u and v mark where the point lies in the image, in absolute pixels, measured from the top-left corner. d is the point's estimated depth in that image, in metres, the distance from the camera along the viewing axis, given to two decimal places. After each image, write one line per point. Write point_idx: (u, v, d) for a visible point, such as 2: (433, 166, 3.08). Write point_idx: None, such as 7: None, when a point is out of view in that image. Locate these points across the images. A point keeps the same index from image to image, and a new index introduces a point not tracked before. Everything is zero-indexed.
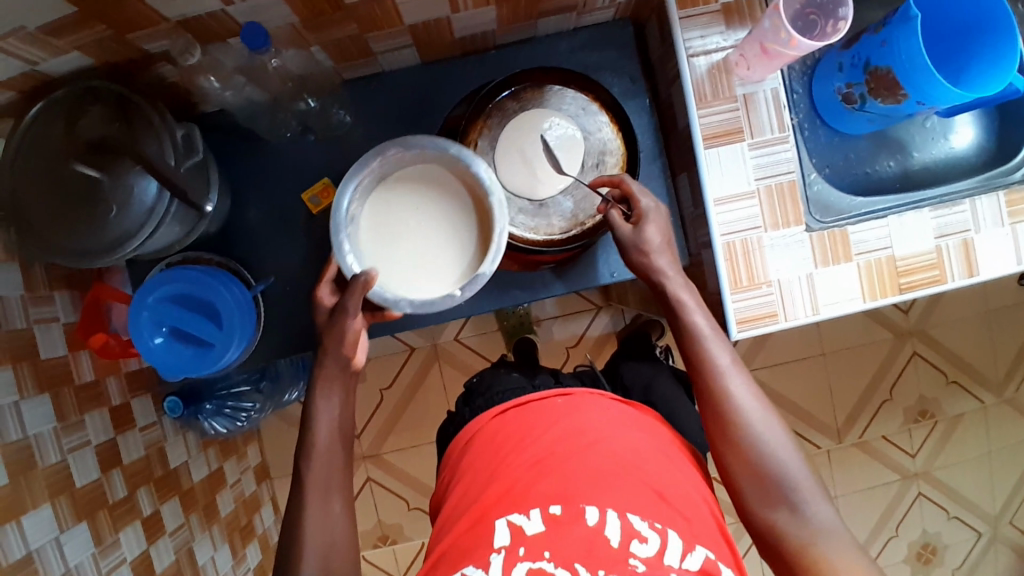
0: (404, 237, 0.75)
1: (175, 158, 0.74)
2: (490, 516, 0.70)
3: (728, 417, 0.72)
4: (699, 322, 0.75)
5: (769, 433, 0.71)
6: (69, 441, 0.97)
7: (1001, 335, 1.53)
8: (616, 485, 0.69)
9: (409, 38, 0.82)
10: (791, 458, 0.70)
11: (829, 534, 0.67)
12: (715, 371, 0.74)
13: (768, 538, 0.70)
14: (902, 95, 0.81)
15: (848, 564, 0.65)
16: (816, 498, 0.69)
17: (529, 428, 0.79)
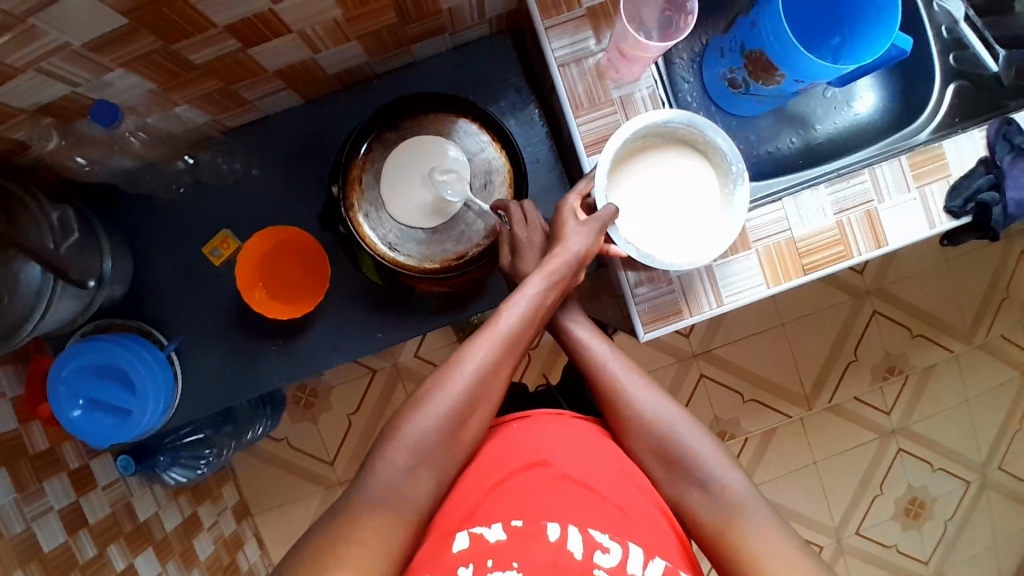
0: (677, 217, 0.78)
1: (53, 240, 0.74)
2: (446, 531, 0.64)
3: (620, 406, 0.74)
4: (578, 330, 0.80)
5: (665, 413, 0.73)
6: (32, 509, 0.99)
7: (963, 282, 1.51)
8: (576, 497, 0.65)
9: (281, 82, 0.82)
10: (687, 429, 0.72)
11: (744, 505, 0.66)
12: (599, 368, 0.77)
13: (684, 517, 0.70)
14: (779, 75, 0.79)
15: (763, 534, 0.64)
16: (723, 470, 0.69)
17: (482, 449, 0.72)
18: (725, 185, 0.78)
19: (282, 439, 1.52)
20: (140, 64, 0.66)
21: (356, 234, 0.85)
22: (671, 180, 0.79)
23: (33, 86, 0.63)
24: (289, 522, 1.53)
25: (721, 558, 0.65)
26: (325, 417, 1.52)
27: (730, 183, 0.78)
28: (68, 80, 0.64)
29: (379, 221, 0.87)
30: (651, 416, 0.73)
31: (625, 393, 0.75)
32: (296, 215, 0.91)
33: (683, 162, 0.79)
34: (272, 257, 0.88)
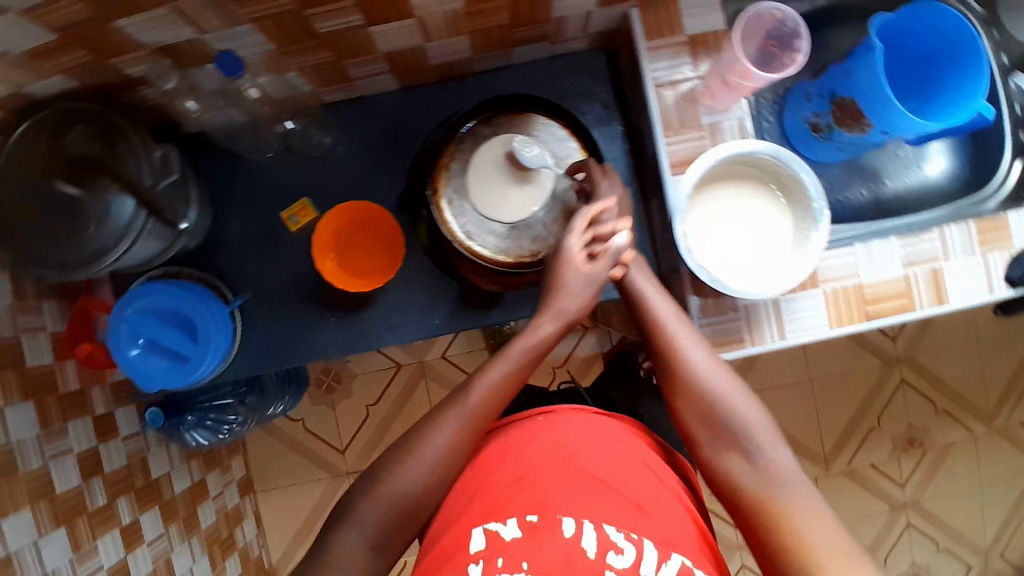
0: (747, 246, 0.78)
1: (152, 178, 0.77)
2: (467, 525, 0.68)
3: (676, 368, 0.75)
4: (647, 289, 0.80)
5: (719, 379, 0.74)
6: (51, 448, 0.99)
7: (990, 363, 1.52)
8: (593, 494, 0.68)
9: (385, 65, 0.84)
10: (741, 401, 0.73)
11: (787, 481, 0.68)
12: (663, 329, 0.77)
13: (724, 485, 0.71)
14: (867, 124, 0.82)
15: (806, 506, 0.65)
16: (769, 445, 0.70)
17: (507, 440, 0.75)
18: (803, 222, 0.77)
19: (298, 420, 1.52)
20: (269, 23, 0.69)
21: (436, 217, 0.85)
22: (744, 209, 0.79)
23: (163, 25, 0.65)
24: (290, 504, 1.52)
25: (757, 530, 0.66)
26: (343, 405, 1.52)
27: (808, 220, 0.76)
28: (199, 26, 0.66)
29: (459, 209, 0.85)
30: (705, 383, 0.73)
31: (684, 356, 0.75)
32: (374, 193, 0.93)
33: (762, 196, 0.79)
34: (349, 232, 0.90)
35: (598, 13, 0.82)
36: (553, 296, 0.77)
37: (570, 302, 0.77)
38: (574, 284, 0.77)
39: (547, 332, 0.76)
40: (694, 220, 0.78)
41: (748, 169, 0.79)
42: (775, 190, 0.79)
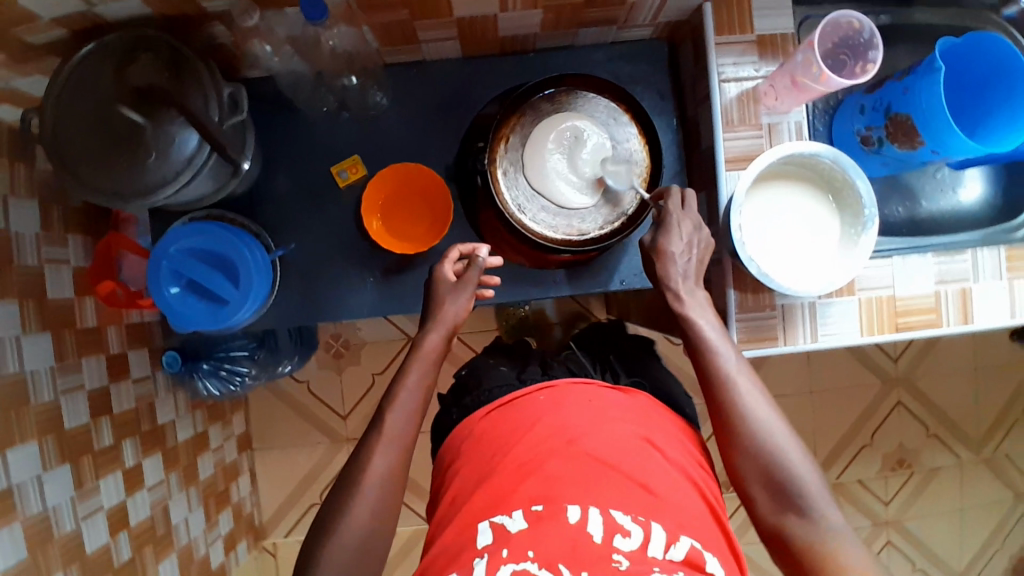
0: (794, 243, 0.80)
1: (219, 114, 0.75)
2: (473, 520, 0.67)
3: (733, 418, 0.71)
4: (706, 330, 0.75)
5: (779, 437, 0.69)
6: (65, 382, 0.98)
7: (984, 393, 1.56)
8: (598, 481, 0.66)
9: (455, 31, 0.84)
10: (796, 452, 0.69)
11: (842, 538, 0.64)
12: (720, 375, 0.73)
13: (778, 541, 0.67)
14: (918, 141, 0.84)
15: (861, 571, 0.62)
16: (825, 502, 0.66)
17: (507, 429, 0.75)
18: (852, 226, 0.79)
19: (303, 383, 1.52)
20: None
21: (491, 185, 0.85)
22: (795, 208, 0.80)
23: None
24: (285, 465, 1.54)
25: None
26: (350, 371, 1.52)
27: (859, 224, 0.78)
28: None
29: (513, 181, 0.86)
30: (764, 442, 0.69)
31: (741, 405, 0.71)
32: (424, 158, 0.93)
33: (815, 199, 0.81)
34: (396, 193, 0.91)
35: (672, 2, 0.82)
36: (442, 310, 0.80)
37: (456, 314, 0.80)
38: (456, 297, 0.81)
39: (436, 341, 0.78)
40: (748, 215, 0.79)
41: (801, 169, 0.81)
42: (827, 194, 0.81)
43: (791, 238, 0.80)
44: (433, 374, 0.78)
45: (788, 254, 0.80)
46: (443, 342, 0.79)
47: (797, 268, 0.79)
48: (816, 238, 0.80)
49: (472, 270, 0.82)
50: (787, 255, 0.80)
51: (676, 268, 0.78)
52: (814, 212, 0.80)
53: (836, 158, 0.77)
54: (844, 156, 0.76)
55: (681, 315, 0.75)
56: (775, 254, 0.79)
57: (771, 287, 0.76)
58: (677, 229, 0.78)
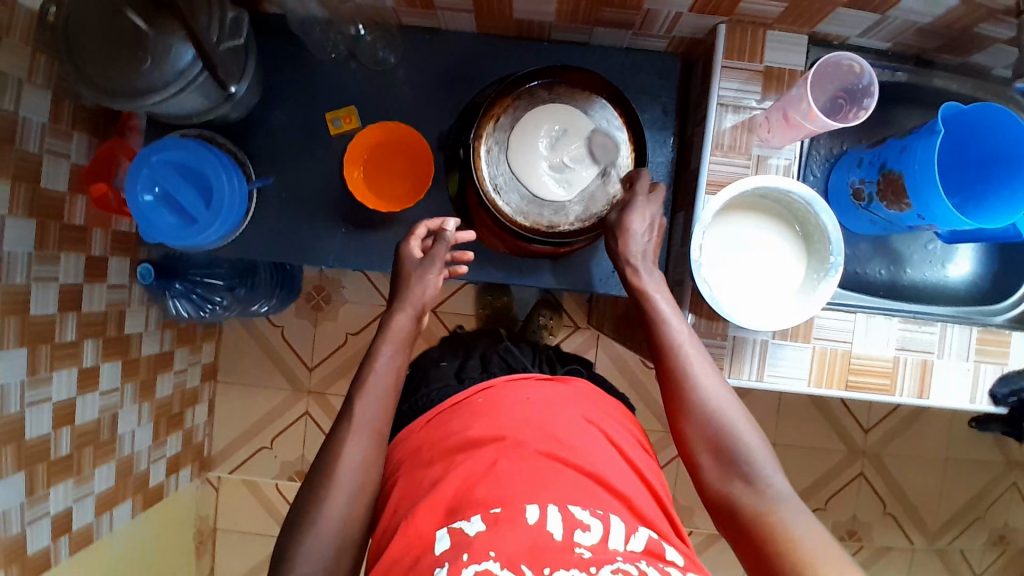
0: (753, 279, 0.79)
1: (219, 37, 0.77)
2: (424, 531, 0.65)
3: (684, 392, 0.72)
4: (661, 304, 0.76)
5: (727, 406, 0.71)
6: (39, 271, 1.01)
7: (950, 483, 1.52)
8: (550, 475, 0.67)
9: (471, 4, 0.85)
10: (744, 427, 0.70)
11: (787, 502, 0.65)
12: (676, 353, 0.74)
13: (726, 510, 0.68)
14: (906, 204, 0.83)
15: (806, 525, 0.63)
16: (771, 470, 0.67)
17: (447, 430, 0.75)
18: (815, 273, 0.78)
19: (277, 327, 1.54)
20: None
21: (472, 160, 0.85)
22: (761, 244, 0.80)
23: None
24: (245, 403, 1.56)
25: (754, 547, 0.64)
26: (324, 326, 1.54)
27: (822, 271, 0.77)
28: None
29: (494, 160, 0.86)
30: (712, 411, 0.70)
31: (693, 380, 0.72)
32: (419, 123, 0.94)
33: (785, 239, 0.80)
34: (383, 152, 0.92)
35: (688, 17, 0.82)
36: (409, 290, 0.81)
37: (423, 294, 0.81)
38: (423, 275, 0.82)
39: (405, 322, 0.80)
40: (713, 243, 0.79)
41: (774, 207, 0.80)
42: (798, 234, 0.80)
43: (753, 272, 0.79)
44: (405, 356, 0.79)
45: (748, 289, 0.79)
46: (411, 323, 0.80)
47: (753, 304, 0.78)
48: (778, 277, 0.79)
49: (439, 243, 0.84)
50: (747, 289, 0.79)
51: (636, 248, 0.78)
52: (781, 251, 0.79)
53: (808, 200, 0.75)
54: (813, 198, 0.74)
55: (645, 293, 0.76)
56: (734, 286, 0.79)
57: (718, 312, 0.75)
58: (643, 207, 0.80)
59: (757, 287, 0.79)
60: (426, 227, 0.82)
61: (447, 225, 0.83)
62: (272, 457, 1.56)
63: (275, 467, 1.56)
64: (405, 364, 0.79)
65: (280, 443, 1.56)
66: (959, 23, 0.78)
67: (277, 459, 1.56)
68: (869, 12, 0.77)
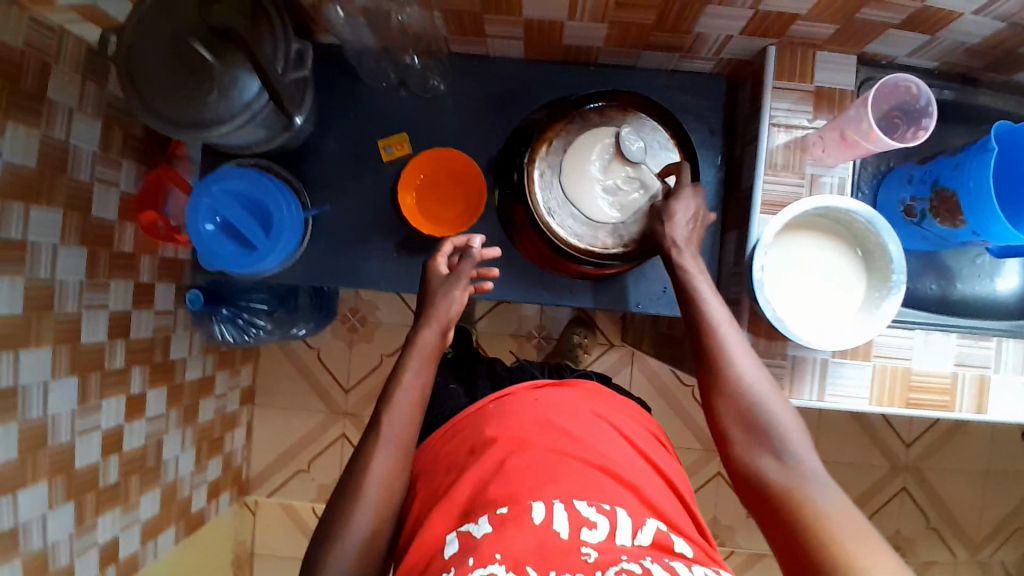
0: (813, 298, 0.79)
1: (283, 67, 0.78)
2: (436, 534, 0.67)
3: (718, 368, 0.72)
4: (703, 286, 0.77)
5: (760, 383, 0.70)
6: (90, 298, 1.02)
7: (994, 497, 1.50)
8: (557, 468, 0.68)
9: (521, 31, 0.86)
10: (778, 403, 0.69)
11: (816, 480, 0.62)
12: (710, 325, 0.74)
13: (752, 485, 0.66)
14: (960, 221, 0.83)
15: (835, 501, 0.60)
16: (801, 446, 0.66)
17: (469, 435, 0.77)
18: (877, 291, 0.78)
19: (314, 349, 1.55)
20: None
21: (526, 185, 0.86)
22: (819, 262, 0.80)
23: None
24: (281, 426, 1.57)
25: (778, 523, 0.61)
26: (360, 347, 1.55)
27: (884, 290, 0.77)
28: None
29: (548, 184, 0.87)
30: (744, 387, 0.69)
31: (728, 354, 0.72)
32: (469, 148, 0.96)
33: (845, 258, 0.80)
34: (433, 180, 0.94)
35: (738, 40, 0.83)
36: (435, 306, 0.81)
37: (449, 310, 0.80)
38: (448, 292, 0.81)
39: (431, 337, 0.79)
40: (772, 262, 0.79)
41: (832, 226, 0.80)
42: (856, 251, 0.80)
43: (813, 291, 0.80)
44: (430, 372, 0.78)
45: (807, 308, 0.79)
46: (437, 339, 0.79)
47: (813, 324, 0.78)
48: (839, 296, 0.79)
49: (465, 261, 0.83)
50: (807, 308, 0.79)
51: (677, 239, 0.80)
52: (840, 269, 0.80)
53: (869, 219, 0.76)
54: (875, 217, 0.75)
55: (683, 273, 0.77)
56: (794, 306, 0.79)
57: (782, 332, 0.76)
58: (689, 198, 0.82)
59: (818, 307, 0.79)
60: (450, 246, 0.82)
61: (473, 243, 0.83)
62: (309, 480, 1.56)
63: (312, 489, 1.56)
64: (430, 379, 0.78)
65: (317, 466, 1.56)
66: (1006, 43, 0.79)
67: (314, 481, 1.57)
68: (920, 33, 0.78)
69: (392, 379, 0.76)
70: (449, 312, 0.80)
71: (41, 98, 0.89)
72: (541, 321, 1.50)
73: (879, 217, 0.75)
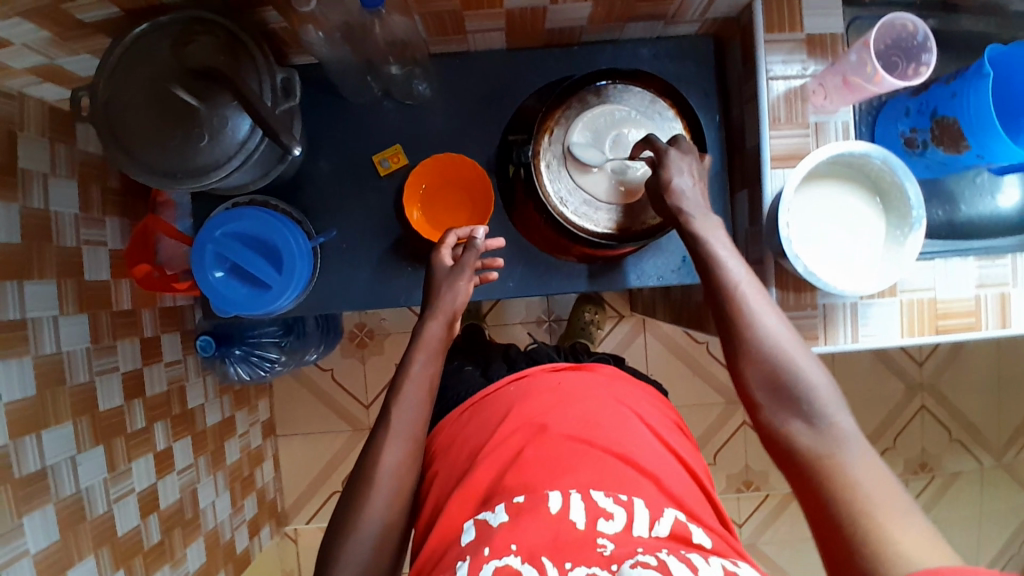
0: (837, 244, 0.81)
1: (272, 99, 0.76)
2: (455, 522, 0.67)
3: (740, 329, 0.67)
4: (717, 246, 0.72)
5: (788, 343, 0.65)
6: (100, 364, 0.96)
7: (1007, 399, 1.56)
8: (574, 457, 0.68)
9: (503, 23, 0.84)
10: (807, 363, 0.65)
11: (850, 443, 0.59)
12: (731, 288, 0.69)
13: (782, 450, 0.62)
14: (964, 146, 0.83)
15: (869, 469, 0.56)
16: (832, 407, 0.62)
17: (485, 419, 0.75)
18: (899, 228, 0.80)
19: (327, 370, 1.54)
20: None
21: (534, 178, 0.85)
22: (838, 207, 0.81)
23: None
24: (308, 452, 1.55)
25: (810, 490, 0.58)
26: (373, 361, 1.53)
27: (906, 226, 0.79)
28: None
29: (556, 174, 0.86)
30: (769, 349, 0.65)
31: (750, 315, 0.67)
32: (465, 149, 0.94)
33: (863, 202, 0.82)
34: (436, 187, 0.92)
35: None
36: (440, 298, 0.78)
37: (455, 301, 0.78)
38: (453, 284, 0.79)
39: (438, 330, 0.77)
40: (795, 215, 0.80)
41: (847, 170, 0.81)
42: (872, 191, 0.82)
43: (837, 236, 0.81)
44: (437, 363, 0.76)
45: (833, 255, 0.81)
46: (445, 330, 0.78)
47: (841, 270, 0.80)
48: (861, 238, 0.81)
49: (469, 253, 0.81)
50: (833, 255, 0.81)
51: (686, 198, 0.75)
52: (858, 211, 0.81)
53: (885, 159, 0.77)
54: (891, 157, 0.76)
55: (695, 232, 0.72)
56: (821, 254, 0.80)
57: (815, 284, 0.77)
58: (677, 160, 0.77)
59: (843, 252, 0.81)
60: (454, 236, 0.80)
61: (477, 233, 0.80)
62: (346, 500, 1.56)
63: None
64: (439, 369, 0.77)
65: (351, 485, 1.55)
66: None
67: None
68: None
69: (398, 373, 0.75)
70: (454, 302, 0.78)
71: (14, 169, 0.83)
72: (549, 305, 1.50)
73: (893, 156, 0.76)
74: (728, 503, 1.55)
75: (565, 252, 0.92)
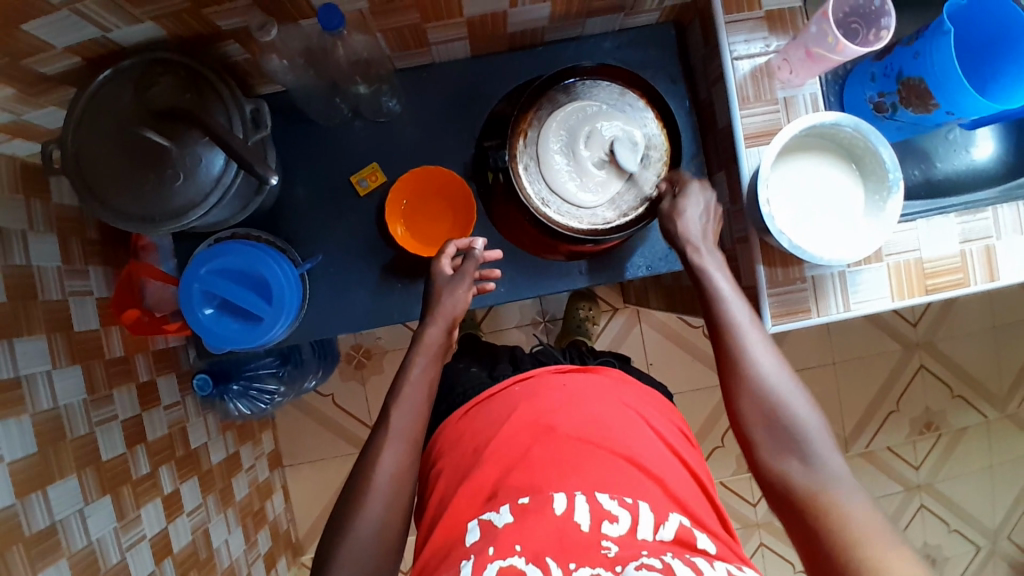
0: (818, 215, 0.82)
1: (243, 131, 0.76)
2: (461, 518, 0.68)
3: (740, 366, 0.72)
4: (720, 283, 0.76)
5: (783, 383, 0.70)
6: (98, 415, 0.95)
7: (1004, 350, 1.57)
8: (580, 458, 0.68)
9: (465, 31, 0.84)
10: (801, 404, 0.69)
11: (841, 485, 0.64)
12: (731, 327, 0.74)
13: (776, 488, 0.67)
14: (932, 104, 0.84)
15: (859, 508, 0.62)
16: (825, 449, 0.67)
17: (486, 421, 0.75)
18: (877, 192, 0.80)
19: (327, 395, 1.53)
20: None
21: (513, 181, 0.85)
22: (815, 180, 0.82)
23: None
24: (317, 479, 1.54)
25: (807, 525, 0.63)
26: (373, 381, 1.53)
27: (884, 190, 0.79)
28: None
29: (534, 176, 0.86)
30: (768, 390, 0.70)
31: (750, 355, 0.72)
32: (441, 160, 0.94)
33: (839, 169, 0.82)
34: (417, 201, 0.92)
35: None
36: (439, 305, 0.79)
37: (455, 307, 0.79)
38: (452, 291, 0.79)
39: (438, 335, 0.77)
40: (774, 191, 0.81)
41: (819, 140, 0.82)
42: (847, 158, 0.82)
43: (818, 208, 0.82)
44: (435, 368, 0.77)
45: (816, 227, 0.81)
46: (444, 335, 0.78)
47: (826, 240, 0.81)
48: (842, 207, 0.82)
49: (469, 262, 0.81)
50: (815, 227, 0.81)
51: (692, 233, 0.80)
52: (836, 180, 0.82)
53: (855, 126, 0.78)
54: (861, 123, 0.77)
55: (700, 270, 0.77)
56: (803, 227, 0.81)
57: (802, 258, 0.77)
58: (698, 195, 0.82)
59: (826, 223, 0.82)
60: (452, 246, 0.80)
61: (476, 243, 0.81)
62: None
63: None
64: (439, 374, 0.77)
65: None
66: None
67: None
68: None
69: (396, 383, 0.75)
70: (454, 308, 0.78)
71: None
72: (543, 306, 1.50)
73: (864, 122, 0.77)
74: (741, 483, 1.55)
75: (553, 251, 0.92)
